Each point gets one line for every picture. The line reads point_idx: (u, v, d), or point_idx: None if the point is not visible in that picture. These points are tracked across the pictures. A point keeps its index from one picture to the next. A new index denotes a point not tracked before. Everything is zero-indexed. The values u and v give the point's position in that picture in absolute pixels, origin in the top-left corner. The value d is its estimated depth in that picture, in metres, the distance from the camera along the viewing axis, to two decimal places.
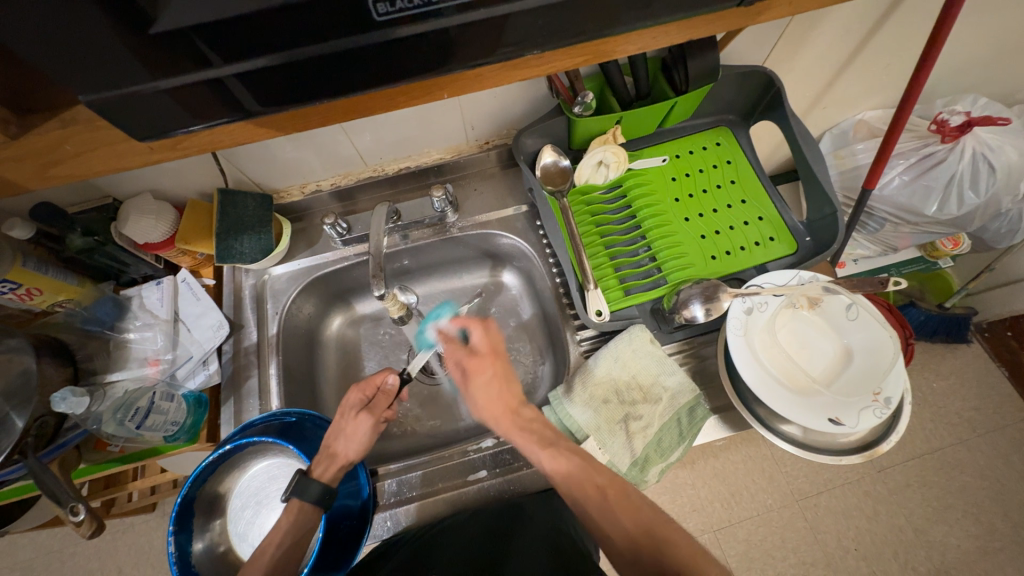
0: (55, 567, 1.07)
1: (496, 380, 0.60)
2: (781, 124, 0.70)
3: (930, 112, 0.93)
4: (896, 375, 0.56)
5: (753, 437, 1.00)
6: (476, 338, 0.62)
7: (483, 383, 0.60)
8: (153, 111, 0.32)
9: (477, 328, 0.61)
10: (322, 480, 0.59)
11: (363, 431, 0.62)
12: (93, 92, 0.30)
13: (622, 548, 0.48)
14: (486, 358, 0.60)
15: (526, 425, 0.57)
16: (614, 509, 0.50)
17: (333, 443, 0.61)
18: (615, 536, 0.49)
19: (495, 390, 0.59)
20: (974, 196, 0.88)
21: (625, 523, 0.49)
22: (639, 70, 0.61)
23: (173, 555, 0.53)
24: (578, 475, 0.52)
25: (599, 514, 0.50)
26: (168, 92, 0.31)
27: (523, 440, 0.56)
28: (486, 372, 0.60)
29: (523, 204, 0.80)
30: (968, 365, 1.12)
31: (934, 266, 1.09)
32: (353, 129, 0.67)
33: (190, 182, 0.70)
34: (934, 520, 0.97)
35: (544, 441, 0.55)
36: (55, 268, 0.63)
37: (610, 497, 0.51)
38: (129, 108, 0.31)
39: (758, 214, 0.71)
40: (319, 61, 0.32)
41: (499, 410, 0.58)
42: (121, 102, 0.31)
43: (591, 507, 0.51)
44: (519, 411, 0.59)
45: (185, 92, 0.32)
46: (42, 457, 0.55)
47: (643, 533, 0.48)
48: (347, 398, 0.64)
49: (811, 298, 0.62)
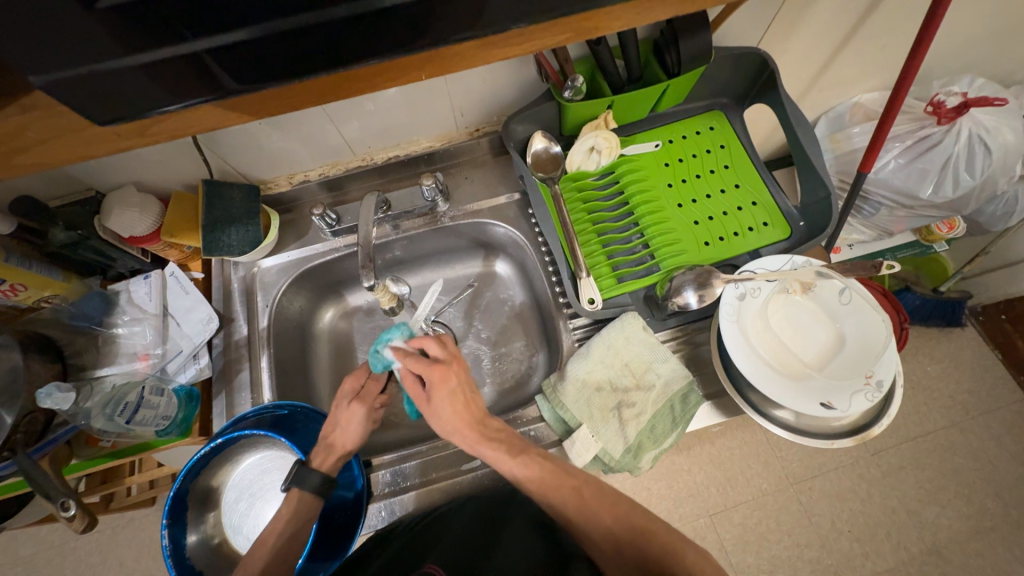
0: (56, 563, 1.08)
1: (461, 391, 0.58)
2: (775, 107, 0.69)
3: (927, 93, 0.92)
4: (889, 358, 0.56)
5: (748, 422, 1.01)
6: (435, 350, 0.60)
7: (448, 394, 0.58)
8: (125, 91, 0.31)
9: (433, 341, 0.60)
10: (322, 469, 0.58)
11: (357, 420, 0.62)
12: (59, 69, 0.28)
13: (603, 546, 0.50)
14: (450, 367, 0.59)
15: (493, 435, 0.57)
16: (591, 508, 0.52)
17: (329, 433, 0.61)
18: (596, 536, 0.50)
19: (460, 402, 0.58)
20: (970, 178, 0.88)
21: (606, 521, 0.51)
22: (630, 51, 0.60)
23: (167, 549, 0.54)
24: (550, 481, 0.53)
25: (579, 517, 0.51)
26: (139, 69, 0.30)
27: (492, 452, 0.55)
28: (451, 382, 0.58)
29: (515, 192, 0.79)
30: (962, 348, 1.13)
31: (929, 250, 1.09)
32: (340, 117, 0.66)
33: (173, 173, 0.68)
34: (926, 502, 0.98)
35: (514, 449, 0.55)
36: (38, 264, 0.62)
37: (586, 497, 0.52)
38: (99, 88, 0.30)
39: (752, 199, 0.71)
40: (295, 35, 0.31)
41: (464, 423, 0.57)
42: (90, 81, 0.30)
43: (570, 510, 0.51)
44: (485, 422, 0.58)
45: (156, 69, 0.31)
46: (32, 453, 0.55)
47: (625, 530, 0.50)
48: (341, 388, 0.64)
49: (804, 283, 0.62)
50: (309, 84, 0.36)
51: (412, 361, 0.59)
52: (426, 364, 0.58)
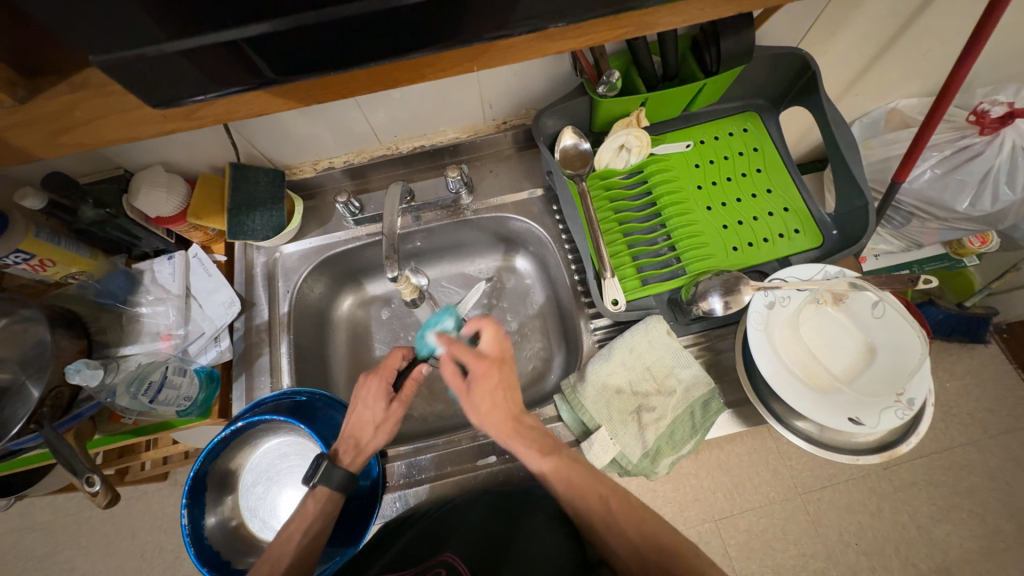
0: (72, 530, 1.11)
1: (503, 387, 0.59)
2: (814, 111, 0.67)
3: (969, 102, 0.89)
4: (922, 376, 0.54)
5: (759, 429, 1.00)
6: (485, 342, 0.61)
7: (488, 390, 0.58)
8: (168, 77, 0.31)
9: (488, 331, 0.60)
10: (352, 468, 0.59)
11: (394, 420, 0.62)
12: (104, 53, 0.28)
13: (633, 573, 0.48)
14: (494, 364, 0.59)
15: (527, 433, 0.57)
16: (615, 519, 0.52)
17: (362, 434, 0.60)
18: (624, 555, 0.50)
19: (497, 395, 0.58)
20: (1010, 193, 0.84)
21: (631, 538, 0.50)
22: (669, 48, 0.58)
23: (186, 528, 0.55)
24: (579, 482, 0.54)
25: (607, 529, 0.51)
26: (181, 55, 0.29)
27: (524, 449, 0.56)
28: (492, 379, 0.59)
29: (539, 187, 0.78)
30: (984, 365, 1.10)
31: (958, 264, 1.06)
32: (368, 105, 0.65)
33: (201, 155, 0.68)
34: (938, 519, 0.96)
35: (546, 449, 0.56)
36: (67, 240, 0.63)
37: (614, 509, 0.52)
38: (139, 74, 0.30)
39: (784, 205, 0.69)
40: (341, 26, 0.30)
41: (500, 417, 0.58)
42: (130, 66, 0.29)
43: (596, 523, 0.52)
44: (520, 419, 0.58)
45: (199, 56, 0.30)
46: (58, 427, 0.56)
47: (649, 547, 0.49)
48: (365, 387, 0.62)
49: (835, 294, 0.60)
50: (357, 71, 0.35)
51: (462, 350, 0.60)
52: (475, 355, 0.59)
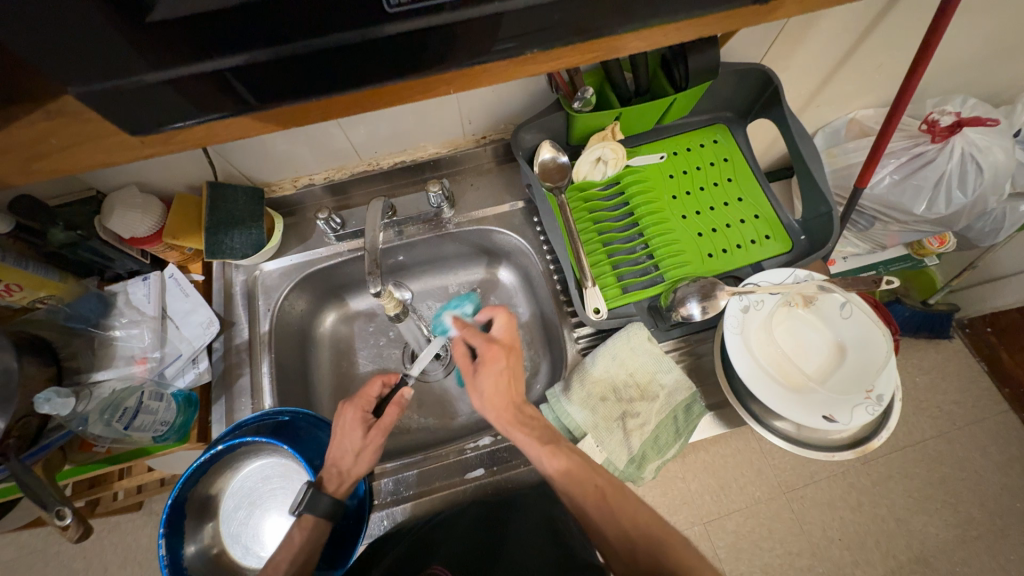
0: (38, 567, 1.05)
1: (509, 373, 0.60)
2: (779, 123, 0.71)
3: (920, 112, 0.94)
4: (889, 372, 0.56)
5: (742, 430, 1.02)
6: (498, 328, 0.63)
7: (495, 373, 0.60)
8: (149, 104, 0.31)
9: (501, 317, 0.63)
10: (336, 496, 0.58)
11: (373, 448, 0.60)
12: (81, 84, 0.28)
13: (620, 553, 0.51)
14: (503, 350, 0.61)
15: (526, 421, 0.58)
16: (610, 509, 0.52)
17: (342, 464, 0.59)
18: (611, 536, 0.52)
19: (500, 377, 0.60)
20: (962, 195, 0.90)
21: (623, 524, 0.52)
22: (640, 65, 0.61)
23: (164, 558, 0.53)
24: (577, 473, 0.54)
25: (602, 517, 0.52)
26: (168, 83, 0.30)
27: (524, 436, 0.56)
28: (500, 362, 0.60)
29: (520, 200, 0.79)
30: (949, 359, 1.15)
31: (921, 264, 1.11)
32: (348, 122, 0.66)
33: (177, 175, 0.68)
34: (914, 510, 1.00)
35: (544, 438, 0.56)
36: (35, 263, 0.60)
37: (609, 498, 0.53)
38: (118, 103, 0.30)
39: (754, 212, 0.72)
40: (325, 56, 0.31)
41: (501, 403, 0.59)
42: (109, 95, 0.29)
43: (589, 517, 0.53)
44: (522, 407, 0.59)
45: (185, 84, 0.30)
46: (25, 459, 0.54)
47: (638, 533, 0.51)
48: (342, 415, 0.61)
49: (805, 296, 0.63)
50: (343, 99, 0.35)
51: (472, 333, 0.63)
52: (485, 339, 0.61)
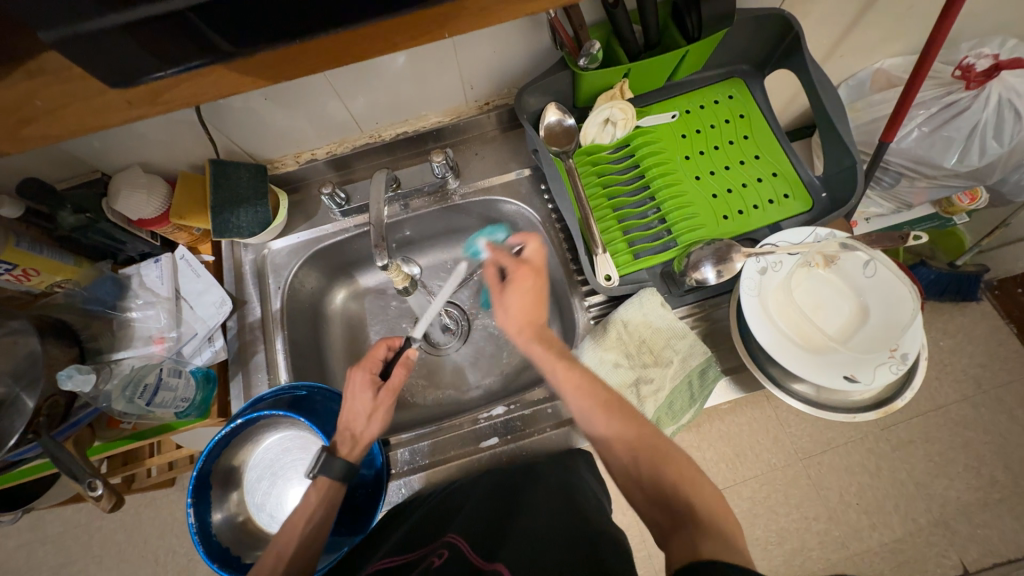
0: (83, 540, 1.11)
1: (536, 293, 0.59)
2: (799, 73, 0.66)
3: (954, 57, 0.88)
4: (915, 330, 0.54)
5: (758, 398, 1.01)
6: (528, 251, 0.61)
7: (522, 292, 0.59)
8: (116, 53, 0.29)
9: (533, 240, 0.61)
10: (348, 459, 0.59)
11: (384, 408, 0.61)
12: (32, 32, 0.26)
13: (622, 458, 0.49)
14: (532, 271, 0.59)
15: (548, 342, 0.57)
16: (619, 422, 0.51)
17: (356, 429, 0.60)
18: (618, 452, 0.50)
19: (511, 294, 0.59)
20: (997, 146, 0.85)
21: (627, 434, 0.50)
22: (648, 15, 0.57)
23: (193, 526, 0.55)
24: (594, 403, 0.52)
25: (605, 425, 0.51)
26: (129, 28, 0.28)
27: (543, 353, 0.56)
28: (528, 282, 0.59)
29: (526, 167, 0.77)
30: (976, 322, 1.11)
31: (948, 223, 1.05)
32: (347, 92, 0.64)
33: (178, 152, 0.67)
34: (935, 474, 0.98)
35: (563, 357, 0.56)
36: (50, 249, 0.62)
37: (617, 413, 0.51)
38: (80, 54, 0.28)
39: (772, 169, 0.68)
40: None
41: (525, 322, 0.58)
42: (72, 45, 0.28)
43: (597, 416, 0.51)
44: (545, 330, 0.58)
45: (151, 29, 0.28)
46: (56, 436, 0.56)
47: (643, 446, 0.49)
48: (352, 378, 0.62)
49: (827, 256, 0.60)
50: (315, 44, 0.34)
51: (503, 254, 0.61)
52: (515, 260, 0.60)
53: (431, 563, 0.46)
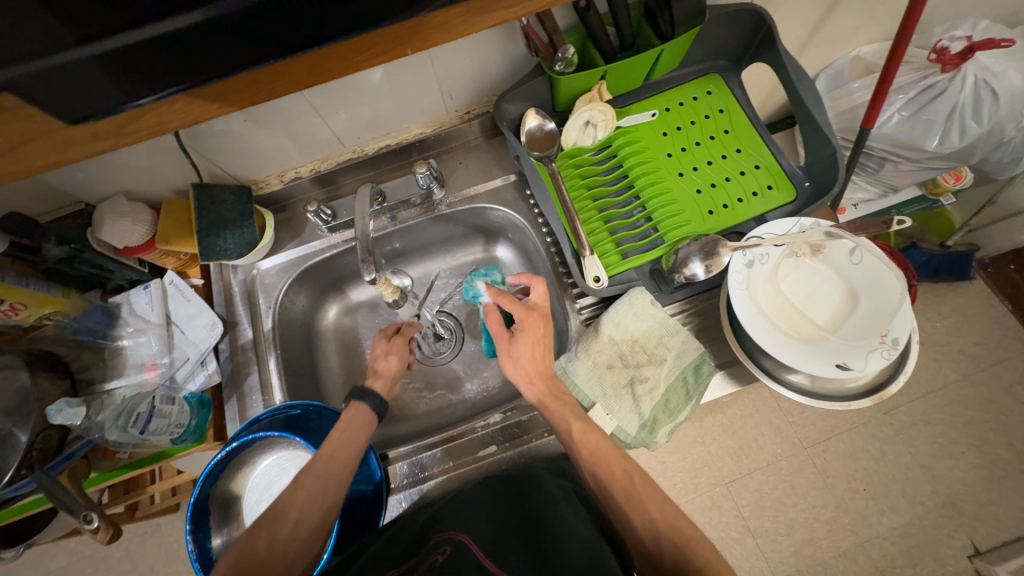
0: (89, 572, 1.10)
1: (544, 341, 0.61)
2: (774, 65, 0.67)
3: (929, 41, 0.88)
4: (905, 315, 0.54)
5: (759, 390, 1.01)
6: (534, 296, 0.65)
7: (533, 342, 0.61)
8: (92, 84, 0.32)
9: (540, 286, 0.64)
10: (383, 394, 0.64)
11: (402, 350, 0.69)
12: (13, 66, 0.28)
13: (644, 542, 0.49)
14: (540, 317, 0.62)
15: (559, 393, 0.59)
16: (640, 497, 0.52)
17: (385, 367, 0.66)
18: (640, 530, 0.50)
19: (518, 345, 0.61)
20: (977, 126, 0.85)
21: (651, 515, 0.50)
22: (621, 16, 0.57)
23: (192, 553, 0.55)
24: (608, 454, 0.55)
25: (626, 503, 0.52)
26: (103, 58, 0.30)
27: (558, 407, 0.58)
28: (538, 331, 0.61)
29: (511, 173, 0.77)
30: (971, 301, 1.11)
31: (936, 204, 1.05)
32: (326, 109, 0.64)
33: (161, 178, 0.67)
34: (939, 456, 0.98)
35: (577, 412, 0.57)
36: (36, 281, 0.62)
37: (637, 487, 0.52)
38: (60, 85, 0.31)
39: (755, 162, 0.69)
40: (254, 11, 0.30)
41: (535, 373, 0.60)
42: (52, 75, 0.30)
43: (615, 490, 0.52)
44: (553, 378, 0.61)
45: (122, 57, 0.31)
46: (49, 470, 0.55)
47: (666, 525, 0.49)
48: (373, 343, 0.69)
49: (812, 245, 0.60)
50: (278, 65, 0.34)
51: (510, 301, 0.64)
52: (525, 306, 0.62)
53: (434, 560, 0.48)
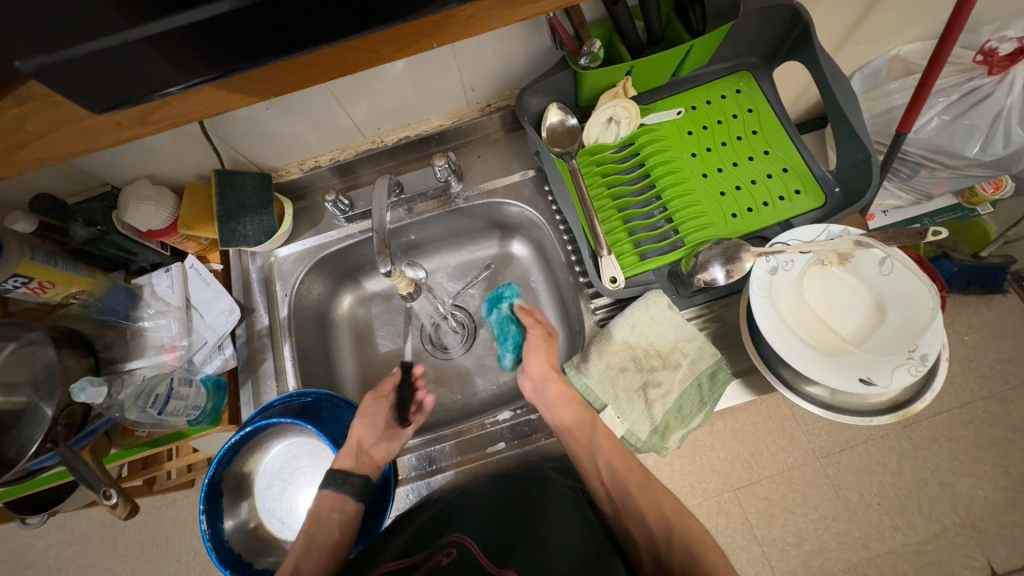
0: (109, 540, 1.14)
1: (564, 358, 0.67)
2: (809, 64, 0.64)
3: (975, 41, 0.84)
4: (935, 331, 0.52)
5: (773, 397, 0.99)
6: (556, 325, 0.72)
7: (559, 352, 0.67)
8: (122, 73, 0.31)
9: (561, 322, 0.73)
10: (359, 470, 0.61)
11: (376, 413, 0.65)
12: (48, 53, 0.28)
13: (655, 543, 0.52)
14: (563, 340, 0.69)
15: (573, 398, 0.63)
16: (653, 493, 0.56)
17: (364, 440, 0.63)
18: (651, 526, 0.53)
19: (547, 352, 0.66)
20: (1023, 132, 0.80)
21: (664, 511, 0.54)
22: (650, 9, 0.55)
23: (206, 534, 0.56)
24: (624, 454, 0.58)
25: (641, 498, 0.55)
26: (143, 44, 0.29)
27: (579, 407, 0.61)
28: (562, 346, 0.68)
29: (530, 168, 0.76)
30: (1003, 315, 1.07)
31: (972, 213, 1.00)
32: (347, 98, 0.64)
33: (185, 163, 0.68)
34: (960, 473, 0.95)
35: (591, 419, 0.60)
36: (63, 260, 0.63)
37: (650, 486, 0.56)
38: (93, 73, 0.30)
39: (783, 165, 0.66)
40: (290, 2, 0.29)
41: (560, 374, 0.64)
42: (87, 64, 0.29)
43: (632, 487, 0.56)
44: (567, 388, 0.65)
45: (162, 43, 0.29)
46: (73, 445, 0.57)
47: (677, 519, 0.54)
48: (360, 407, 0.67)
49: (840, 254, 0.58)
50: (310, 58, 0.35)
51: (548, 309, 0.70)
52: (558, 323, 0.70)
53: (439, 560, 0.49)
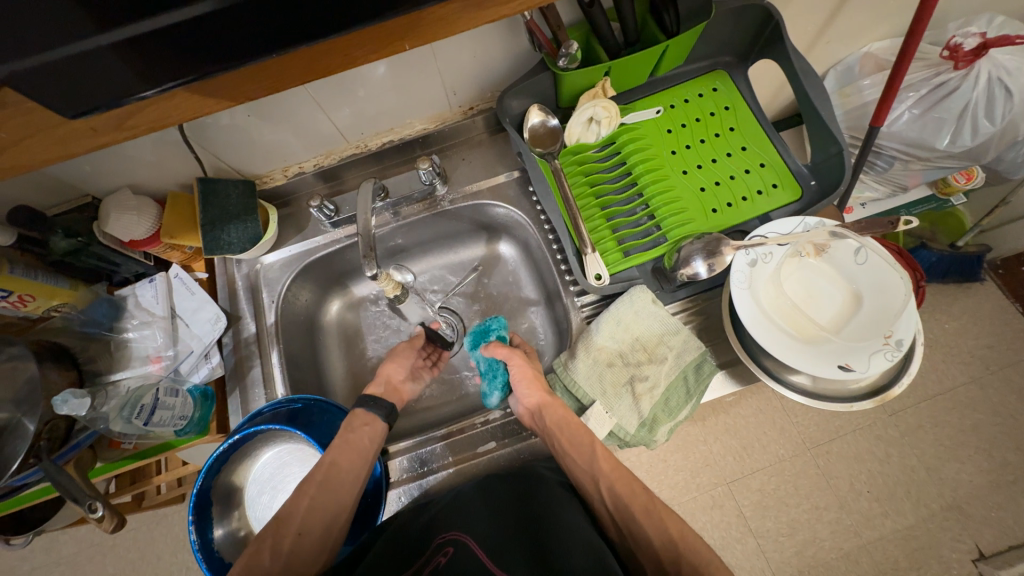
0: (98, 560, 1.12)
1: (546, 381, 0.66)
2: (781, 61, 0.66)
3: (942, 37, 0.87)
4: (909, 317, 0.54)
5: (762, 390, 1.00)
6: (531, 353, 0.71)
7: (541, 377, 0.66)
8: (91, 78, 0.31)
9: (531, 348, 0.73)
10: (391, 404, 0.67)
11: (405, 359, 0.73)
12: (19, 59, 0.28)
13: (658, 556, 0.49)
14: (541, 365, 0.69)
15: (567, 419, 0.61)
16: (657, 514, 0.52)
17: (393, 377, 0.71)
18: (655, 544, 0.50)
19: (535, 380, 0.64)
20: (990, 125, 0.84)
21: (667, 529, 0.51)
22: (625, 12, 0.57)
23: (195, 544, 0.56)
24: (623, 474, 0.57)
25: (642, 516, 0.52)
26: (116, 49, 0.30)
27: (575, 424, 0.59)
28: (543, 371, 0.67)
29: (514, 169, 0.77)
30: (981, 303, 1.10)
31: (947, 204, 1.03)
32: (330, 104, 0.64)
33: (167, 172, 0.68)
34: (945, 459, 0.97)
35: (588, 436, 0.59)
36: (44, 273, 0.62)
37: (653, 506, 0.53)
38: (66, 76, 0.30)
39: (760, 160, 0.68)
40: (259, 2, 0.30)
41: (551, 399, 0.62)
42: (62, 68, 0.29)
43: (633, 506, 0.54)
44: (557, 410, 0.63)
45: (134, 46, 0.30)
46: (56, 460, 0.56)
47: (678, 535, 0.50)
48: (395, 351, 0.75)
49: (817, 245, 0.60)
50: (286, 61, 0.35)
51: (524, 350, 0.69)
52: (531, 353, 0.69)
53: (438, 561, 0.51)
